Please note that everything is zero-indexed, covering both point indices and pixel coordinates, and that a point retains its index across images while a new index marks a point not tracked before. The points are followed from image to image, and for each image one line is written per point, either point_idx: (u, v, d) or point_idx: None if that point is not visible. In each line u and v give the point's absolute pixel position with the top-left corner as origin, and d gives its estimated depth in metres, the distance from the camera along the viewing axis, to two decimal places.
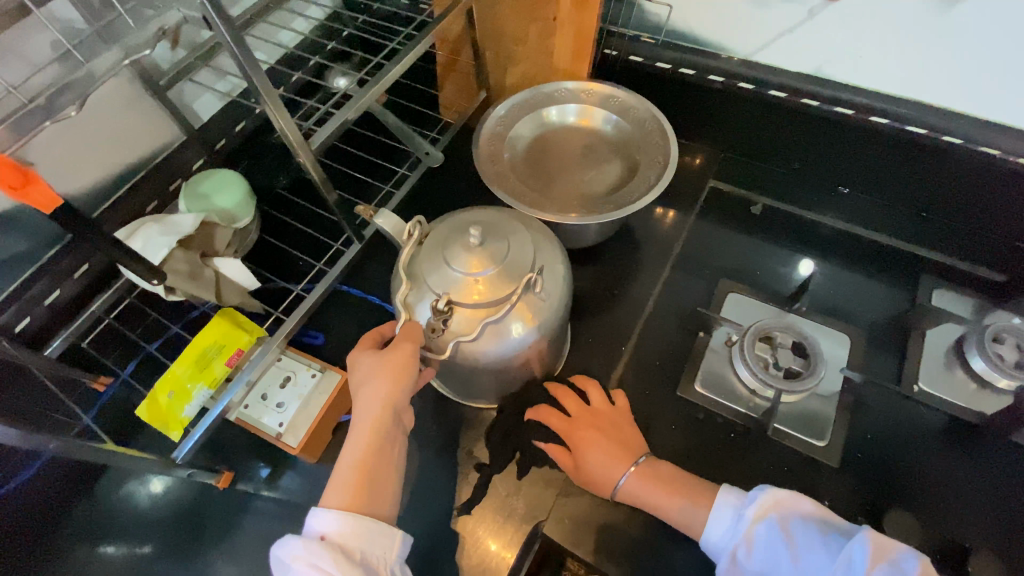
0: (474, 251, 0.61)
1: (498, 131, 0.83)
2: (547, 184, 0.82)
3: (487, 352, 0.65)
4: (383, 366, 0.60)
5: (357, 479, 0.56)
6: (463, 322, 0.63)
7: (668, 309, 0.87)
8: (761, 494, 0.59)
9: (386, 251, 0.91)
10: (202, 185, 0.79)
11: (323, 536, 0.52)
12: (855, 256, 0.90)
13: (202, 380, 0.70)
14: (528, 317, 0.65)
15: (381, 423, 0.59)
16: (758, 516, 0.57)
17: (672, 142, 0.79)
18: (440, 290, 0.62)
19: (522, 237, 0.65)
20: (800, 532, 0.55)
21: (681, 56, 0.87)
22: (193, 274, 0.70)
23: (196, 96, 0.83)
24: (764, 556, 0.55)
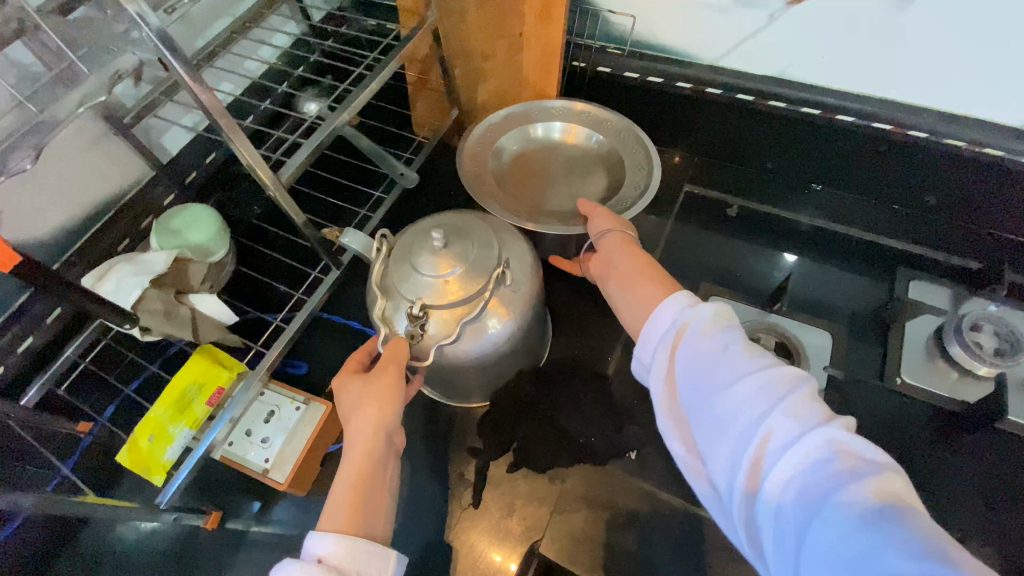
0: (440, 253, 0.62)
1: (480, 150, 0.81)
2: (533, 201, 0.81)
3: (468, 350, 0.66)
4: (374, 385, 0.57)
5: (356, 502, 0.52)
6: (441, 325, 0.63)
7: None
8: (705, 319, 0.47)
9: (366, 275, 0.91)
10: (174, 221, 0.78)
11: (321, 558, 0.47)
12: (830, 252, 0.91)
13: (182, 421, 0.69)
14: (502, 311, 0.66)
15: (373, 449, 0.55)
16: (709, 325, 0.46)
17: (654, 154, 0.79)
18: (414, 297, 0.62)
19: (485, 233, 0.66)
20: (783, 423, 0.38)
21: (648, 65, 0.87)
22: (169, 313, 0.69)
23: (163, 132, 0.82)
24: (695, 404, 0.43)
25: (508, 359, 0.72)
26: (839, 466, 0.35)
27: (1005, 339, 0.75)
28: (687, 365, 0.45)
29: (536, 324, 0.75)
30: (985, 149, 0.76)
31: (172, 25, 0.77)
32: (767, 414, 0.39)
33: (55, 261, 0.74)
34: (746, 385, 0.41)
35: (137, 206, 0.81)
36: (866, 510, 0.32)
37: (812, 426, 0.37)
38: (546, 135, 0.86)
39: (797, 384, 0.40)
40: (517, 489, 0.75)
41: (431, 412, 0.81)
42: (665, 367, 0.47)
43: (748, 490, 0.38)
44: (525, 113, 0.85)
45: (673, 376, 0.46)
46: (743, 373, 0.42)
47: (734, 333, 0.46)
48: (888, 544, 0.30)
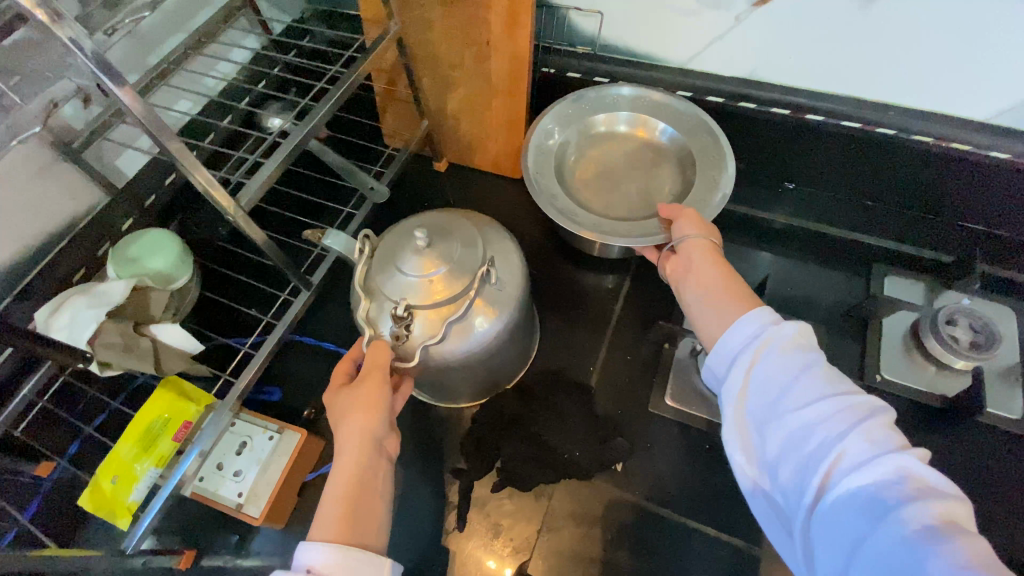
0: (423, 253, 0.60)
1: (542, 155, 0.78)
2: (603, 205, 0.78)
3: (454, 350, 0.64)
4: (362, 393, 0.54)
5: (348, 510, 0.48)
6: (426, 326, 0.61)
7: (632, 320, 0.85)
8: (786, 336, 0.45)
9: (339, 294, 0.88)
10: (131, 248, 0.74)
11: (311, 570, 0.43)
12: (808, 248, 0.91)
13: (148, 459, 0.66)
14: (488, 309, 0.65)
15: (364, 455, 0.51)
16: (790, 343, 0.44)
17: (722, 137, 0.76)
18: (399, 298, 0.60)
19: (469, 232, 0.65)
20: (857, 445, 0.36)
21: (616, 69, 0.86)
22: (127, 346, 0.66)
23: (118, 154, 0.78)
24: (763, 417, 0.42)
25: (497, 358, 0.70)
26: (911, 491, 0.33)
27: (980, 331, 0.75)
28: (760, 380, 0.43)
29: (516, 343, 0.73)
30: (953, 143, 0.77)
31: (119, 43, 0.73)
32: (841, 435, 0.37)
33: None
34: (822, 406, 0.39)
35: (93, 233, 0.77)
36: (933, 535, 0.31)
37: (889, 452, 0.35)
38: (609, 131, 0.83)
39: (875, 412, 0.39)
40: (503, 509, 0.73)
41: (411, 434, 0.79)
42: (735, 377, 0.45)
43: (808, 504, 0.37)
44: (582, 113, 0.82)
45: (744, 391, 0.44)
46: (821, 394, 0.40)
47: (818, 354, 0.44)
48: (948, 567, 0.29)
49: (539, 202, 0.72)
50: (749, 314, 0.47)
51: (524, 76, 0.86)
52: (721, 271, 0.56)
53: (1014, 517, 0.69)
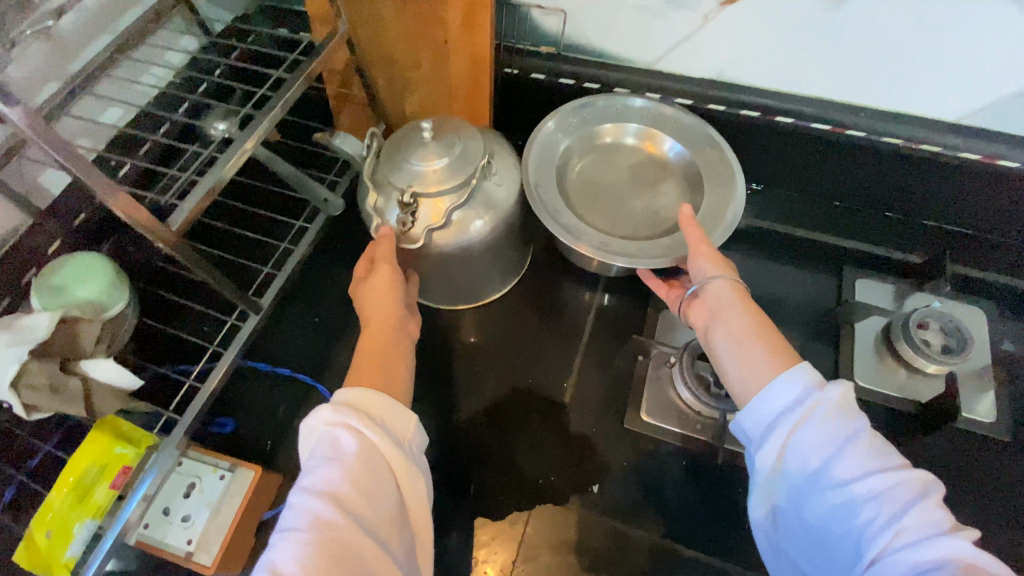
0: (428, 145, 0.69)
1: (543, 170, 0.75)
2: (608, 220, 0.75)
3: (455, 241, 0.71)
4: (380, 277, 0.60)
5: (372, 367, 0.53)
6: (431, 213, 0.69)
7: (605, 333, 0.83)
8: (829, 402, 0.44)
9: (294, 314, 0.83)
10: (56, 277, 0.67)
11: (346, 401, 0.46)
12: (776, 254, 0.89)
13: (84, 512, 0.60)
14: (485, 207, 0.71)
15: (388, 327, 0.58)
16: (833, 410, 0.43)
17: (731, 155, 0.74)
18: (405, 186, 0.68)
19: (470, 130, 0.72)
20: (914, 531, 0.37)
21: (583, 71, 0.82)
22: (56, 387, 0.60)
23: (39, 171, 0.71)
24: (802, 485, 0.42)
25: (492, 257, 0.77)
26: None
27: (952, 335, 0.75)
28: (802, 446, 0.43)
29: (496, 265, 0.79)
30: (922, 145, 0.76)
31: (33, 49, 0.66)
32: (893, 519, 0.38)
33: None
34: (871, 483, 0.39)
35: (14, 260, 0.70)
36: None
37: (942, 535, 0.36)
38: (615, 142, 0.80)
39: (925, 489, 0.39)
40: (477, 539, 0.69)
41: None
42: (773, 442, 0.44)
43: None
44: (573, 123, 0.79)
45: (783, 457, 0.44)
46: (867, 467, 0.40)
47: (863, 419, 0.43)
48: None
49: (545, 223, 0.69)
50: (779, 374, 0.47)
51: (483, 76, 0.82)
52: (752, 319, 0.53)
53: (985, 521, 0.69)
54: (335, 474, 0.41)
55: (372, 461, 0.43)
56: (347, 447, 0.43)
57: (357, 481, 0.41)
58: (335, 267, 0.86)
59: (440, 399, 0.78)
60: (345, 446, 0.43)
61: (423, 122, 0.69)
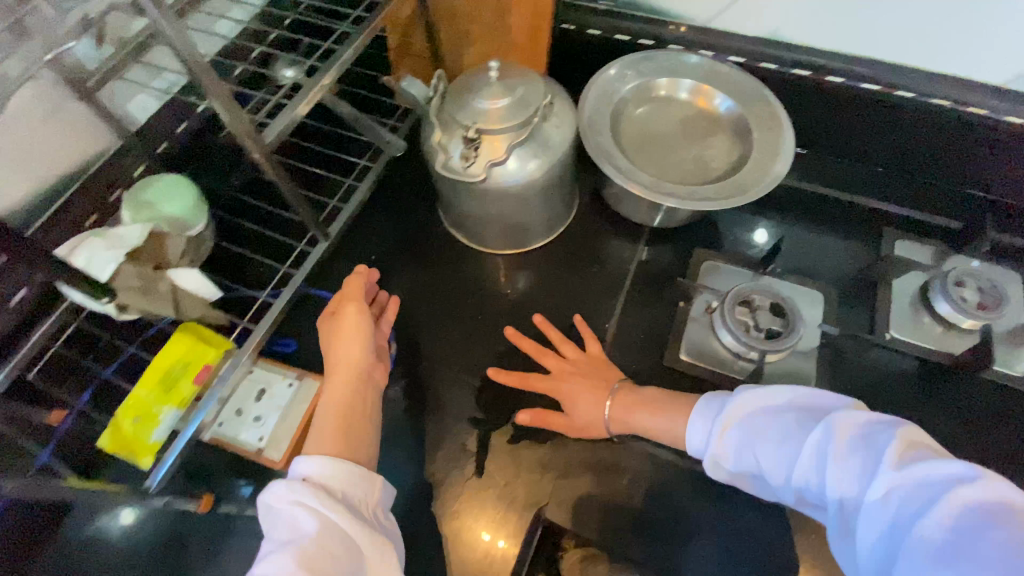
0: (493, 85, 0.72)
1: (596, 118, 0.79)
2: (657, 167, 0.79)
3: (513, 177, 0.75)
4: (346, 322, 0.66)
5: (338, 425, 0.58)
6: (492, 149, 0.73)
7: (646, 279, 0.86)
8: (726, 417, 0.58)
9: (353, 248, 0.88)
10: (146, 193, 0.72)
11: (306, 478, 0.51)
12: (815, 215, 0.91)
13: (169, 402, 0.65)
14: (543, 147, 0.75)
15: (350, 378, 0.62)
16: (733, 420, 0.58)
17: (780, 109, 0.77)
18: (469, 123, 0.72)
19: (533, 74, 0.75)
20: (842, 473, 0.48)
21: (639, 27, 0.86)
22: (146, 289, 0.66)
23: (130, 96, 0.76)
24: (767, 480, 0.55)
25: (544, 197, 0.81)
26: (899, 490, 0.44)
27: (987, 293, 0.76)
28: (742, 457, 0.56)
29: (545, 209, 0.84)
30: (971, 109, 0.78)
31: None
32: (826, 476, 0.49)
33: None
34: (796, 458, 0.52)
35: (105, 178, 0.76)
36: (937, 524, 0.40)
37: (978, 504, 0.40)
38: (667, 96, 0.83)
39: (832, 431, 0.50)
40: (519, 456, 0.74)
41: (427, 385, 0.80)
42: (721, 467, 0.59)
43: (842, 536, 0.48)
44: (626, 76, 0.82)
45: (738, 472, 0.58)
46: (788, 449, 0.53)
47: (768, 406, 0.57)
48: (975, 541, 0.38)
49: (600, 164, 0.73)
50: (768, 437, 0.54)
51: (542, 27, 0.86)
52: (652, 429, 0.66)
53: (1011, 469, 0.71)
54: (291, 558, 0.43)
55: (334, 526, 0.46)
56: (305, 524, 0.46)
57: (314, 562, 0.43)
58: (392, 207, 0.92)
59: (488, 331, 0.83)
60: (306, 527, 0.46)
61: (489, 64, 0.73)
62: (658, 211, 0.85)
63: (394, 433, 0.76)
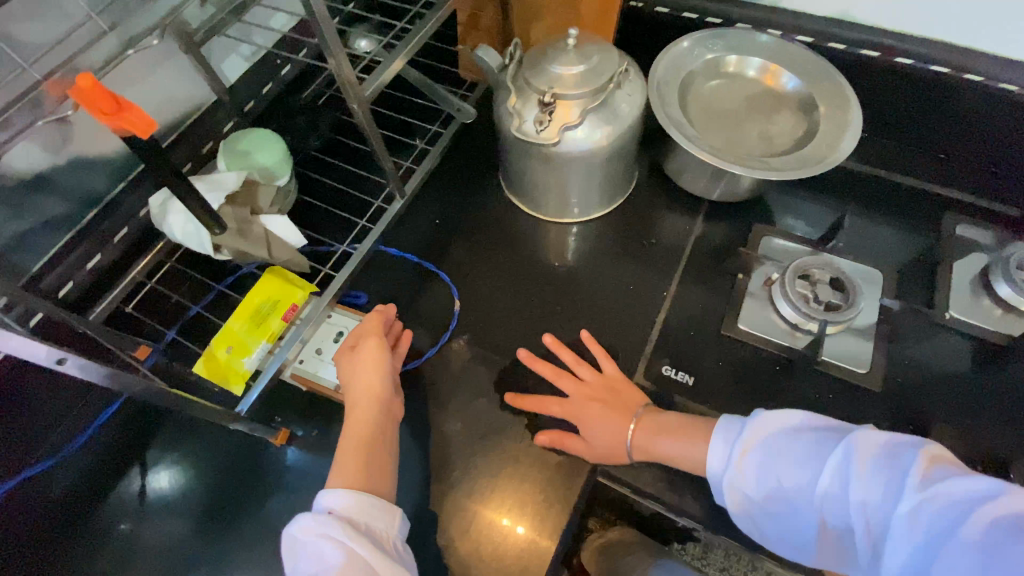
0: (569, 53, 0.75)
1: (665, 90, 0.82)
2: (722, 141, 0.81)
3: (583, 143, 0.77)
4: (367, 354, 0.69)
5: (358, 458, 0.60)
6: (566, 115, 0.75)
7: (703, 252, 0.89)
8: (742, 439, 0.51)
9: (420, 211, 0.92)
10: (241, 143, 0.77)
11: (331, 511, 0.53)
12: (876, 197, 0.91)
13: (260, 336, 0.70)
14: (614, 115, 0.77)
15: (369, 410, 0.65)
16: (751, 442, 0.51)
17: (847, 86, 0.79)
18: (545, 88, 0.75)
19: (606, 45, 0.77)
20: (874, 492, 0.42)
21: (708, 6, 0.88)
22: (242, 230, 0.71)
23: (223, 56, 0.81)
24: (788, 511, 0.48)
25: (610, 167, 0.84)
26: (938, 505, 0.39)
27: None
28: (759, 484, 0.49)
29: (609, 180, 0.87)
30: None
31: None
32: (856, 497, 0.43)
33: (96, 203, 0.74)
34: (821, 479, 0.46)
35: (199, 131, 0.82)
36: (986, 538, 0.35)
37: (1013, 521, 0.36)
38: (733, 73, 0.86)
39: (858, 449, 0.45)
40: None
41: (488, 341, 0.83)
42: (734, 499, 0.51)
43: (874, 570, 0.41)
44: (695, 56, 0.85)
45: (753, 508, 0.50)
46: (812, 475, 0.46)
47: (780, 431, 0.51)
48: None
49: (671, 134, 0.76)
50: (791, 456, 0.48)
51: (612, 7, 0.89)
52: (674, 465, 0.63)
53: None
54: None
55: (358, 557, 0.48)
56: (331, 557, 0.48)
57: None
58: (458, 174, 0.95)
59: (548, 294, 0.86)
60: (332, 556, 0.48)
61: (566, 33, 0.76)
62: (719, 185, 0.87)
63: (458, 384, 0.80)
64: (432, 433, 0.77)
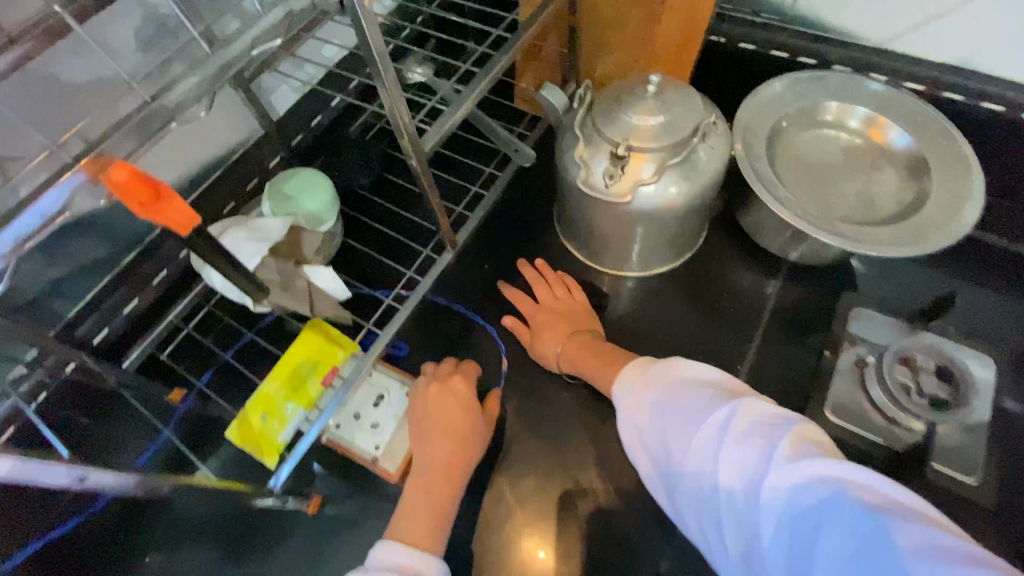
0: (648, 101, 0.67)
1: (752, 141, 0.73)
2: (815, 201, 0.72)
3: (657, 201, 0.69)
4: (461, 415, 0.66)
5: (435, 530, 0.58)
6: (640, 169, 0.68)
7: (783, 319, 0.79)
8: (638, 392, 0.56)
9: (470, 256, 0.85)
10: (286, 186, 0.72)
11: (394, 564, 0.52)
12: (989, 267, 0.79)
13: (296, 401, 0.65)
14: (693, 170, 0.69)
15: (449, 475, 0.63)
16: (647, 392, 0.55)
17: (969, 148, 0.68)
18: (618, 139, 0.67)
19: (690, 91, 0.69)
20: (752, 454, 0.43)
21: (801, 44, 0.79)
22: (286, 283, 0.65)
23: (274, 88, 0.77)
24: (668, 467, 0.50)
25: (685, 223, 0.75)
26: (796, 471, 0.40)
27: None
28: (654, 432, 0.52)
29: (681, 236, 0.78)
30: None
31: None
32: (732, 455, 0.44)
33: (137, 244, 0.71)
34: (702, 436, 0.47)
35: (244, 169, 0.77)
36: (851, 509, 0.36)
37: (878, 505, 0.36)
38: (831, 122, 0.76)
39: (741, 410, 0.47)
40: (635, 496, 0.70)
41: (539, 408, 0.76)
42: (638, 454, 0.55)
43: (741, 527, 0.42)
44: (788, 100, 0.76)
45: (647, 455, 0.54)
46: (694, 425, 0.49)
47: (673, 381, 0.55)
48: (895, 538, 0.34)
49: (764, 196, 0.67)
50: (682, 409, 0.50)
51: (692, 36, 0.81)
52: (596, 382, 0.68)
53: None
54: None
55: None
56: None
57: None
58: (511, 216, 0.88)
59: None
60: None
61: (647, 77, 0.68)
62: (801, 246, 0.77)
63: (505, 456, 0.73)
64: (475, 512, 0.70)
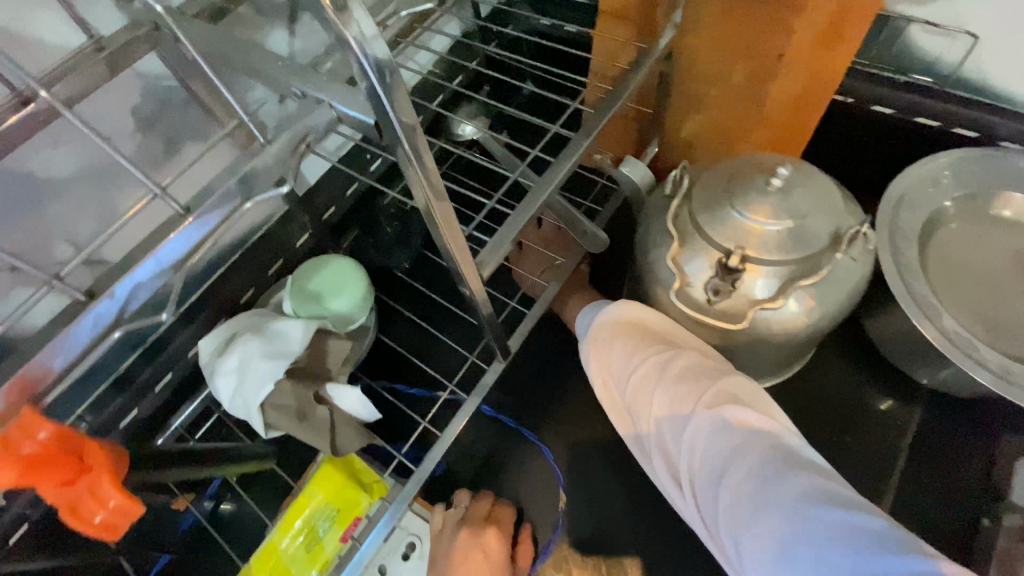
0: (771, 198, 0.51)
1: (903, 246, 0.58)
2: (979, 323, 0.58)
3: (775, 324, 0.54)
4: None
5: None
6: (756, 285, 0.52)
7: (904, 460, 0.66)
8: (603, 335, 0.58)
9: (523, 355, 0.74)
10: (312, 282, 0.61)
11: None
12: None
13: (310, 563, 0.52)
14: (830, 287, 0.53)
15: None
16: (606, 338, 0.58)
17: None
18: (730, 245, 0.52)
19: (821, 184, 0.54)
20: (714, 449, 0.47)
21: (961, 111, 0.63)
22: (303, 412, 0.53)
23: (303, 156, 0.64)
24: (637, 424, 0.55)
25: (802, 344, 0.59)
26: (747, 464, 0.45)
27: None
28: (620, 391, 0.56)
29: (790, 358, 0.64)
30: None
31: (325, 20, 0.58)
32: (697, 442, 0.48)
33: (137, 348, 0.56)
34: (665, 412, 0.51)
35: (267, 250, 0.65)
36: (797, 510, 0.40)
37: (792, 476, 0.43)
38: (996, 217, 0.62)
39: (685, 379, 0.52)
40: None
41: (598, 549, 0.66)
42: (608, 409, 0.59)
43: (692, 489, 0.49)
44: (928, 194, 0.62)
45: (612, 407, 0.59)
46: (653, 394, 0.52)
47: (631, 331, 0.57)
48: (828, 528, 0.38)
49: (921, 327, 0.54)
50: (645, 382, 0.53)
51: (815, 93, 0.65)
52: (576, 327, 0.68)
53: None
54: None
55: None
56: None
57: None
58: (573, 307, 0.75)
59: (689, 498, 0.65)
60: None
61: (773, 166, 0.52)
62: (943, 374, 0.62)
63: None
64: None
